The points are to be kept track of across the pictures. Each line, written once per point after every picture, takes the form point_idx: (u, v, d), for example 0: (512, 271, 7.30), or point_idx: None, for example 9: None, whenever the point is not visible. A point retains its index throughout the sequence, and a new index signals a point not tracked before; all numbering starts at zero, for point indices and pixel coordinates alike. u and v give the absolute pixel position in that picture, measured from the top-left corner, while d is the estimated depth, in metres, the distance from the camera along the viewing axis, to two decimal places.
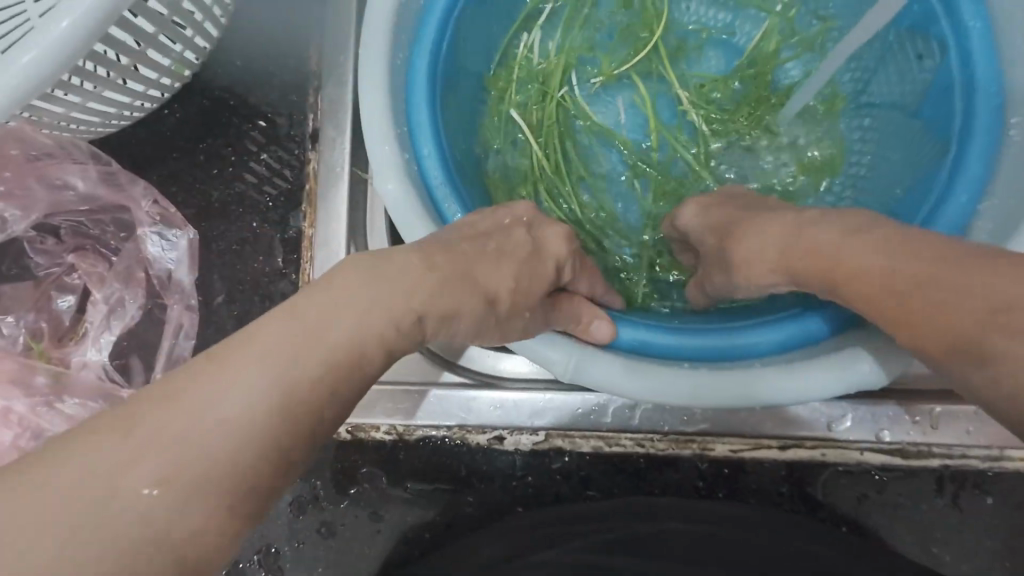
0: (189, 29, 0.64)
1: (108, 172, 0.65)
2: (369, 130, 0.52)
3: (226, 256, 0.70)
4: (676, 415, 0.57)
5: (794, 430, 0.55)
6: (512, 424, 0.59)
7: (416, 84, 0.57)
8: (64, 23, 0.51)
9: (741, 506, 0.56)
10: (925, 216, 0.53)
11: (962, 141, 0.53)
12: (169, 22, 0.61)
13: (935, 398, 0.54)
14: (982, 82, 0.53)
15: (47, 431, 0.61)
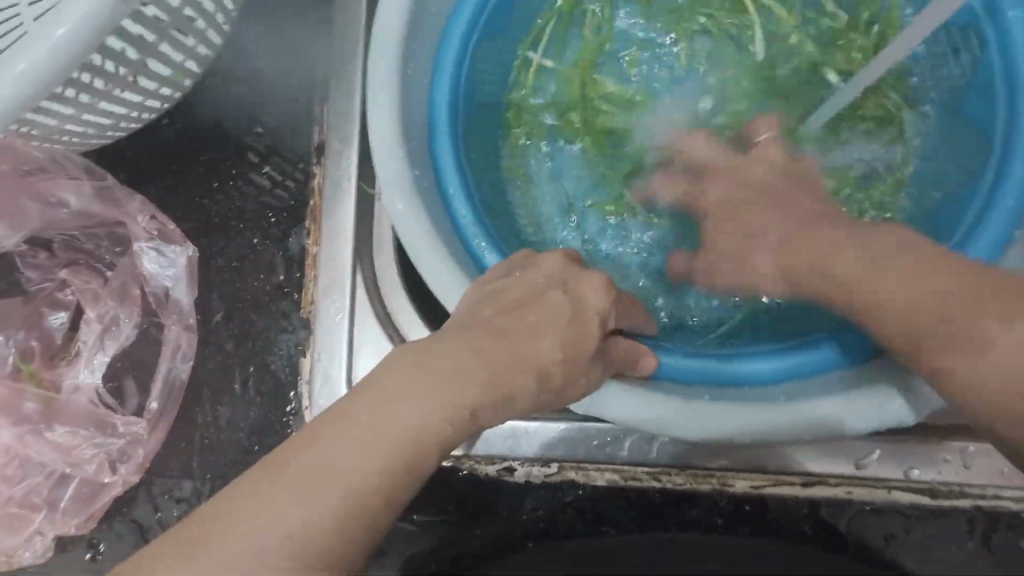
0: (190, 38, 0.59)
1: (103, 188, 0.63)
2: (380, 147, 0.57)
3: (226, 273, 0.65)
4: (696, 449, 0.53)
5: (818, 466, 0.52)
6: (524, 456, 0.56)
7: (436, 107, 0.63)
8: (58, 32, 0.47)
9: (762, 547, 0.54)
10: (971, 224, 0.54)
11: (1005, 141, 0.54)
12: (167, 30, 0.56)
13: (967, 435, 0.50)
14: None
15: (35, 460, 0.60)
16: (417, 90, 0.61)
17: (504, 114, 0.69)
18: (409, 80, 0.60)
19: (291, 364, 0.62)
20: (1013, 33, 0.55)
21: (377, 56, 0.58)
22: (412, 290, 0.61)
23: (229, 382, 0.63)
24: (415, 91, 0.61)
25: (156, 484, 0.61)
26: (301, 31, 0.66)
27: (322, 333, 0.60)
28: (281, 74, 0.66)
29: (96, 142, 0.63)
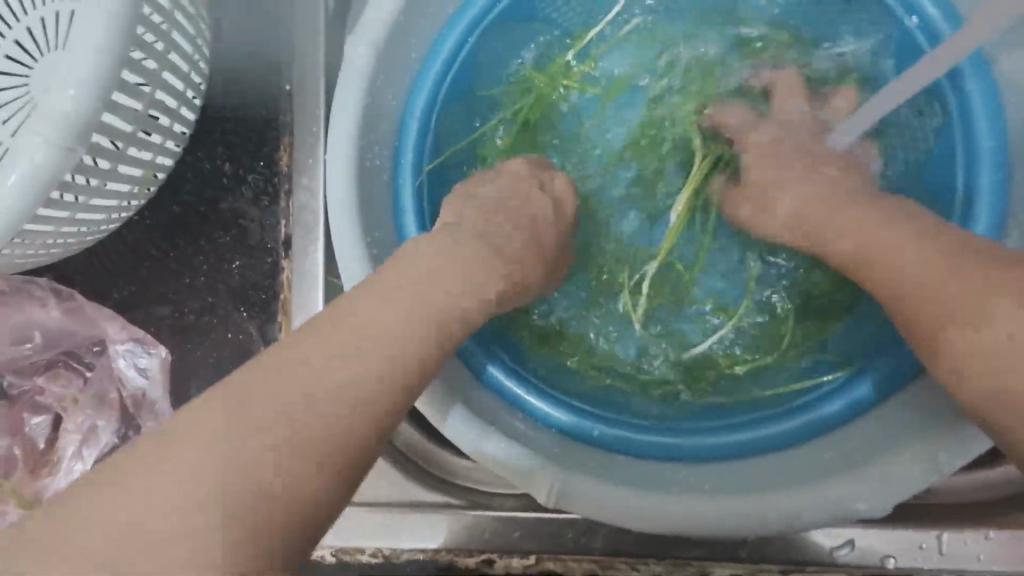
0: (165, 118, 0.58)
1: (69, 304, 0.64)
2: (341, 244, 0.57)
3: (199, 370, 0.65)
4: (671, 540, 0.54)
5: (794, 555, 0.52)
6: (502, 547, 0.57)
7: (404, 187, 0.65)
8: (35, 140, 0.43)
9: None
10: None
11: (965, 218, 0.58)
12: (135, 134, 0.55)
13: (940, 520, 0.50)
14: (988, 157, 0.58)
15: None
16: (377, 179, 0.63)
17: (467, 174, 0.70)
18: (369, 172, 0.61)
19: None
20: (972, 108, 0.58)
21: (334, 152, 0.58)
22: None
23: None
24: (376, 178, 0.62)
25: None
26: (261, 123, 0.67)
27: None
28: (247, 167, 0.67)
29: (71, 248, 0.61)
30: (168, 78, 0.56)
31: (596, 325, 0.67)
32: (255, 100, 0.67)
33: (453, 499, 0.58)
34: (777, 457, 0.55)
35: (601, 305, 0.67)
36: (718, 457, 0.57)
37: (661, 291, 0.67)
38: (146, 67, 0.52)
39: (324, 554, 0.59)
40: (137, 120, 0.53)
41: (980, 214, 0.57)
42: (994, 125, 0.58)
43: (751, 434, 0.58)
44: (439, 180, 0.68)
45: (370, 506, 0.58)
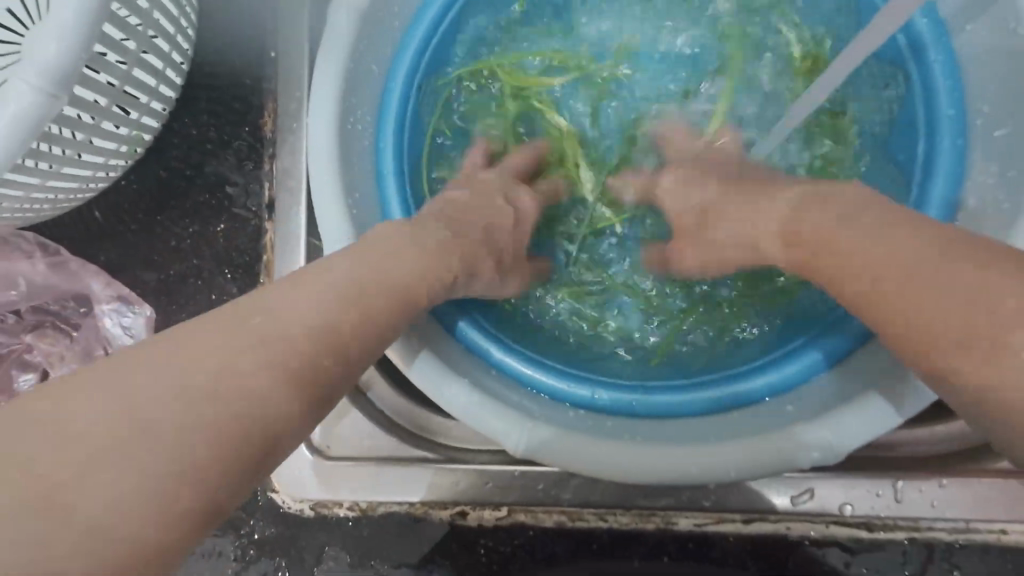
0: (152, 79, 0.60)
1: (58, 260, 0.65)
2: (320, 200, 0.58)
3: (184, 329, 0.66)
4: (638, 490, 0.55)
5: (756, 504, 0.53)
6: (474, 499, 0.58)
7: (384, 152, 0.67)
8: (20, 86, 0.45)
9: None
10: None
11: (923, 185, 0.59)
12: (121, 92, 0.56)
13: (899, 468, 0.51)
14: (948, 124, 0.58)
15: None
16: (358, 146, 0.64)
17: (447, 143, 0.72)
18: (349, 135, 0.62)
19: None
20: (933, 78, 0.59)
21: (317, 117, 0.60)
22: None
23: None
24: (356, 142, 0.64)
25: None
26: (245, 90, 0.68)
27: None
28: (232, 133, 0.68)
29: (58, 208, 0.63)
30: (153, 38, 0.58)
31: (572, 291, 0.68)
32: (240, 69, 0.68)
33: (428, 453, 0.59)
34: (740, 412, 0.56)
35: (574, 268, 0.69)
36: (684, 413, 0.58)
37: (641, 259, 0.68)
38: (132, 25, 0.53)
39: (303, 506, 0.61)
40: (123, 77, 0.55)
41: (936, 180, 0.58)
42: (954, 95, 0.58)
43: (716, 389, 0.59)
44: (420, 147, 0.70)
45: (350, 461, 0.59)
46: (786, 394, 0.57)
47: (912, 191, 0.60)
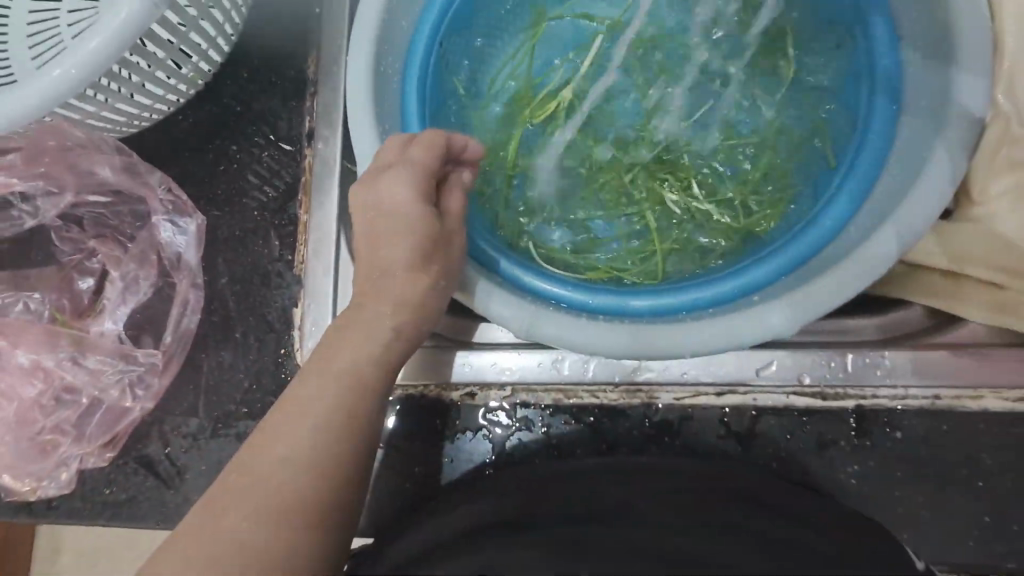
0: (221, 16, 0.70)
1: (129, 161, 0.73)
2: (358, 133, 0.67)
3: (227, 241, 0.75)
4: (626, 367, 0.63)
5: (725, 376, 0.61)
6: (483, 381, 0.66)
7: (409, 98, 0.73)
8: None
9: (686, 460, 0.60)
10: (843, 176, 0.68)
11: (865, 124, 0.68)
12: (196, 23, 0.67)
13: (847, 344, 0.60)
14: (884, 73, 0.68)
15: (75, 384, 0.70)
16: (387, 89, 0.71)
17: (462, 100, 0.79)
18: (382, 77, 0.70)
19: (285, 315, 0.72)
20: (874, 33, 0.69)
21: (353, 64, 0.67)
22: None
23: (231, 332, 0.73)
24: (387, 88, 0.71)
25: (171, 422, 0.71)
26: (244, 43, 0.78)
27: (316, 281, 0.72)
28: (279, 77, 0.79)
29: (125, 130, 0.73)
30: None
31: (569, 224, 0.77)
32: (287, 25, 0.79)
33: (443, 343, 0.67)
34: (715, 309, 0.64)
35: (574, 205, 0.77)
36: (670, 309, 0.65)
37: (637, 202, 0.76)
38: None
39: None
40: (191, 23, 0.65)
41: (875, 119, 0.67)
42: (890, 48, 0.68)
43: (697, 290, 0.66)
44: (441, 98, 0.77)
45: None
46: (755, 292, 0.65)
47: (857, 132, 0.70)
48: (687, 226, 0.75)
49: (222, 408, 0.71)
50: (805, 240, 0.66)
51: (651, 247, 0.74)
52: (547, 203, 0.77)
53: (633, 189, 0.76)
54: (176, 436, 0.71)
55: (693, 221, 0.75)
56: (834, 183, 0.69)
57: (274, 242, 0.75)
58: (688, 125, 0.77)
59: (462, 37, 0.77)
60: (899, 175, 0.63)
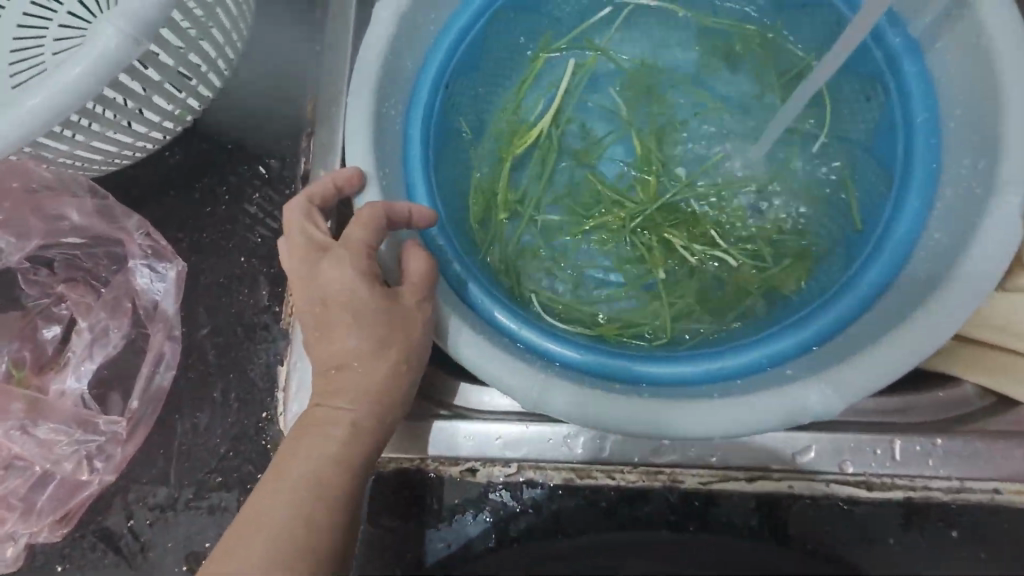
0: (213, 50, 0.65)
1: (103, 206, 0.67)
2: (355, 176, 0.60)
3: (210, 290, 0.69)
4: (646, 446, 0.56)
5: (757, 461, 0.55)
6: (485, 456, 0.59)
7: (411, 143, 0.67)
8: (110, 31, 0.51)
9: (714, 546, 0.57)
10: (879, 237, 0.63)
11: (902, 183, 0.63)
12: (185, 57, 0.62)
13: (895, 428, 0.54)
14: (923, 129, 0.64)
15: (16, 453, 0.62)
16: (389, 131, 0.65)
17: (463, 143, 0.72)
18: (384, 119, 0.64)
19: (269, 373, 0.66)
20: (910, 87, 0.65)
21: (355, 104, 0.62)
22: None
23: (208, 390, 0.66)
24: (389, 128, 0.65)
25: (137, 491, 0.64)
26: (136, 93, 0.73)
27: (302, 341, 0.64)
28: (274, 114, 0.74)
29: (104, 168, 0.68)
30: (212, 29, 0.63)
31: (578, 277, 0.71)
32: (285, 61, 0.75)
33: (442, 410, 0.60)
34: (745, 381, 0.58)
35: (584, 258, 0.71)
36: (693, 380, 0.59)
37: (649, 258, 0.70)
38: (195, 16, 0.59)
39: None
40: (178, 59, 0.61)
41: (914, 180, 0.63)
42: (926, 102, 0.64)
43: (720, 358, 0.60)
44: (445, 142, 0.71)
45: None
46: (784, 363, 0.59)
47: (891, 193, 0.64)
48: (704, 284, 0.69)
49: (194, 476, 0.64)
50: (838, 308, 0.60)
51: (662, 306, 0.67)
52: (553, 254, 0.71)
53: (649, 242, 0.70)
54: (140, 508, 0.64)
55: (714, 280, 0.69)
56: (868, 245, 0.64)
57: (261, 293, 0.69)
58: (699, 174, 0.72)
59: (467, 77, 0.72)
60: (946, 240, 0.58)
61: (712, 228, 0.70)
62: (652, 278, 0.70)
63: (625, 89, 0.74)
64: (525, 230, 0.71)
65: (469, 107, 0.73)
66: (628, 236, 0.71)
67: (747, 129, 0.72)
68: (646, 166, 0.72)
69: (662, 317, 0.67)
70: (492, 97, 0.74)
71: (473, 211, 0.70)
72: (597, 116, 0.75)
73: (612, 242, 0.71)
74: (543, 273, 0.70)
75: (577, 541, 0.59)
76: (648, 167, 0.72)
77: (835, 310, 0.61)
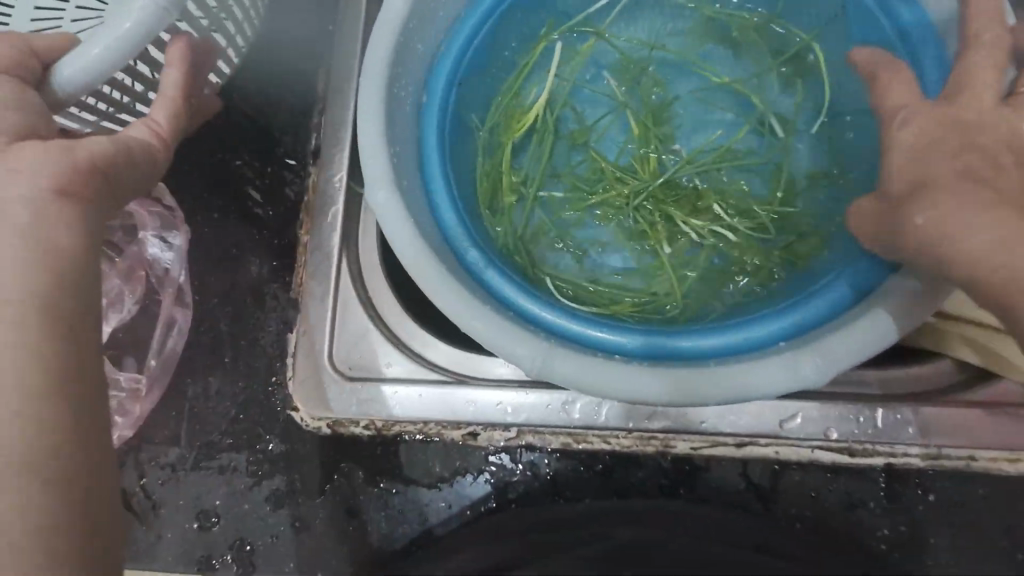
0: (232, 26, 0.67)
1: None
2: (366, 154, 0.58)
3: (220, 261, 0.71)
4: (641, 413, 0.59)
5: (747, 428, 0.57)
6: (486, 420, 0.61)
7: (427, 128, 0.67)
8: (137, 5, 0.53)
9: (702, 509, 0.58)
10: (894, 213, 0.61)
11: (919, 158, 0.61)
12: (208, 33, 0.64)
13: (879, 398, 0.56)
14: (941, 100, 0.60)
15: None
16: (401, 109, 0.64)
17: (476, 131, 0.73)
18: (396, 97, 0.62)
19: (278, 341, 0.68)
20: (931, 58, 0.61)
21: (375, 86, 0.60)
22: (392, 275, 0.67)
23: (219, 355, 0.69)
24: (401, 107, 0.64)
25: (149, 452, 0.66)
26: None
27: (312, 306, 0.66)
28: (286, 92, 0.76)
29: None
30: (228, 16, 0.65)
31: (587, 256, 0.72)
32: (298, 40, 0.76)
33: (445, 377, 0.63)
34: (747, 355, 0.57)
35: (592, 238, 0.74)
36: (696, 355, 0.58)
37: (653, 236, 0.73)
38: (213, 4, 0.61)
39: (318, 424, 0.64)
40: (194, 45, 0.62)
41: None
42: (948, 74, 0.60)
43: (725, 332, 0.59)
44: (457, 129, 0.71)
45: (375, 381, 0.63)
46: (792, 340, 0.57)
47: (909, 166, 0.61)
48: (707, 258, 0.71)
49: (204, 438, 0.66)
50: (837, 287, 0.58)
51: (665, 283, 0.69)
52: (562, 235, 0.73)
53: (657, 220, 0.73)
54: (153, 467, 0.66)
55: (719, 258, 0.72)
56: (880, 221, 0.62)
57: (271, 265, 0.71)
58: (697, 154, 0.75)
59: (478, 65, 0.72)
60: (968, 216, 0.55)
61: (715, 206, 0.73)
62: (657, 255, 0.72)
63: (627, 76, 0.76)
64: (535, 211, 0.73)
65: (481, 98, 0.74)
66: (631, 215, 0.74)
67: (737, 114, 0.76)
68: (645, 146, 0.75)
69: (673, 290, 0.68)
70: (501, 83, 0.75)
71: (482, 194, 0.71)
72: (602, 102, 0.77)
73: (616, 222, 0.74)
74: (549, 253, 0.72)
75: (571, 504, 0.61)
76: (649, 150, 0.75)
77: (836, 288, 0.59)
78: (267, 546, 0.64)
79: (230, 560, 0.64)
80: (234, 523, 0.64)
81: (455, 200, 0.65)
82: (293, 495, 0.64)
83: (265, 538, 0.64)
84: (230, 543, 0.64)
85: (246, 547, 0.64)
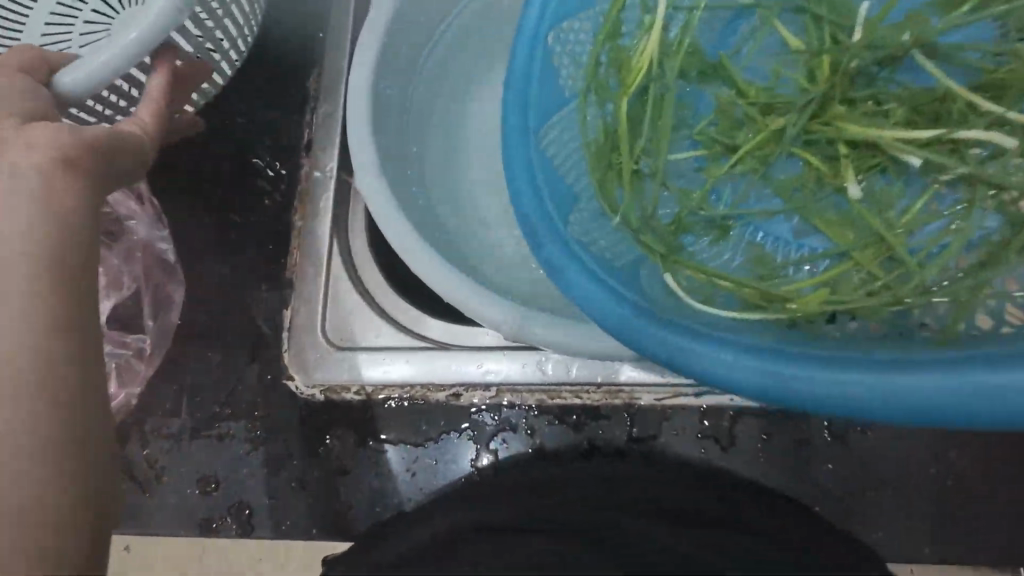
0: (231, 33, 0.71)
1: None
2: (357, 149, 0.64)
3: (217, 245, 0.76)
4: (608, 368, 0.65)
5: (703, 377, 0.63)
6: (467, 381, 0.66)
7: (512, 117, 0.56)
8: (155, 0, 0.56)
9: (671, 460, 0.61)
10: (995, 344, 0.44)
11: None
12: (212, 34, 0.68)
13: None
14: None
15: None
16: (386, 105, 0.69)
17: (582, 81, 0.60)
18: (381, 94, 0.68)
19: (274, 319, 0.73)
20: None
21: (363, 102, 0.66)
22: (380, 255, 0.73)
23: (219, 334, 0.73)
24: (385, 104, 0.69)
25: (152, 424, 0.71)
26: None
27: (305, 284, 0.72)
28: (281, 90, 0.82)
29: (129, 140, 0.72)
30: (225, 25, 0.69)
31: (750, 221, 0.60)
32: (292, 44, 0.83)
33: (431, 345, 0.68)
34: (746, 395, 0.44)
35: (767, 183, 0.61)
36: (699, 373, 0.45)
37: (858, 167, 0.58)
38: (212, 7, 0.64)
39: (313, 390, 0.69)
40: (197, 46, 0.65)
41: None
42: None
43: (769, 371, 0.43)
44: (567, 116, 0.60)
45: (366, 350, 0.69)
46: (816, 402, 0.42)
47: None
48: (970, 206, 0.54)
49: (205, 410, 0.71)
50: (939, 372, 0.40)
51: (870, 255, 0.54)
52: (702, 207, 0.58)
53: (864, 156, 0.58)
54: (156, 438, 0.70)
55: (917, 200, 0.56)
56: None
57: (266, 249, 0.76)
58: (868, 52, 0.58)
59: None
60: None
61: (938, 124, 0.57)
62: (837, 196, 0.59)
63: None
64: (677, 183, 0.61)
65: (579, 38, 0.60)
66: (795, 151, 0.61)
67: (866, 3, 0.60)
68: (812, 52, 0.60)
69: (885, 236, 0.54)
70: (601, 17, 0.61)
71: (594, 156, 0.58)
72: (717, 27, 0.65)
73: (783, 165, 0.61)
74: (696, 235, 0.58)
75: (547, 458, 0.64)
76: (816, 59, 0.60)
77: (948, 376, 0.40)
78: (265, 508, 0.67)
79: (230, 523, 0.68)
80: (235, 489, 0.68)
81: (556, 199, 0.54)
82: (290, 459, 0.68)
83: (263, 501, 0.68)
84: (229, 507, 0.68)
85: (246, 509, 0.68)
